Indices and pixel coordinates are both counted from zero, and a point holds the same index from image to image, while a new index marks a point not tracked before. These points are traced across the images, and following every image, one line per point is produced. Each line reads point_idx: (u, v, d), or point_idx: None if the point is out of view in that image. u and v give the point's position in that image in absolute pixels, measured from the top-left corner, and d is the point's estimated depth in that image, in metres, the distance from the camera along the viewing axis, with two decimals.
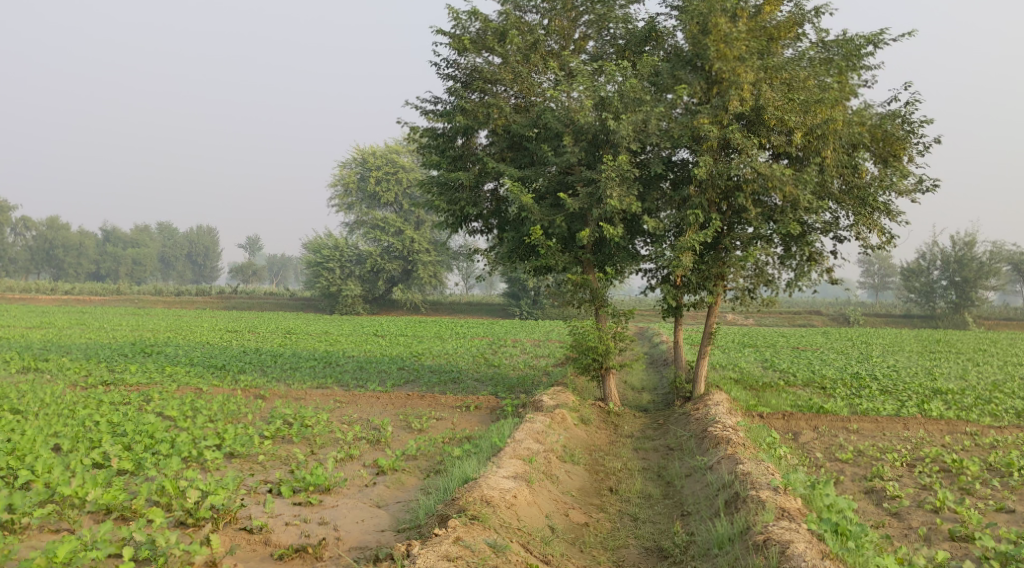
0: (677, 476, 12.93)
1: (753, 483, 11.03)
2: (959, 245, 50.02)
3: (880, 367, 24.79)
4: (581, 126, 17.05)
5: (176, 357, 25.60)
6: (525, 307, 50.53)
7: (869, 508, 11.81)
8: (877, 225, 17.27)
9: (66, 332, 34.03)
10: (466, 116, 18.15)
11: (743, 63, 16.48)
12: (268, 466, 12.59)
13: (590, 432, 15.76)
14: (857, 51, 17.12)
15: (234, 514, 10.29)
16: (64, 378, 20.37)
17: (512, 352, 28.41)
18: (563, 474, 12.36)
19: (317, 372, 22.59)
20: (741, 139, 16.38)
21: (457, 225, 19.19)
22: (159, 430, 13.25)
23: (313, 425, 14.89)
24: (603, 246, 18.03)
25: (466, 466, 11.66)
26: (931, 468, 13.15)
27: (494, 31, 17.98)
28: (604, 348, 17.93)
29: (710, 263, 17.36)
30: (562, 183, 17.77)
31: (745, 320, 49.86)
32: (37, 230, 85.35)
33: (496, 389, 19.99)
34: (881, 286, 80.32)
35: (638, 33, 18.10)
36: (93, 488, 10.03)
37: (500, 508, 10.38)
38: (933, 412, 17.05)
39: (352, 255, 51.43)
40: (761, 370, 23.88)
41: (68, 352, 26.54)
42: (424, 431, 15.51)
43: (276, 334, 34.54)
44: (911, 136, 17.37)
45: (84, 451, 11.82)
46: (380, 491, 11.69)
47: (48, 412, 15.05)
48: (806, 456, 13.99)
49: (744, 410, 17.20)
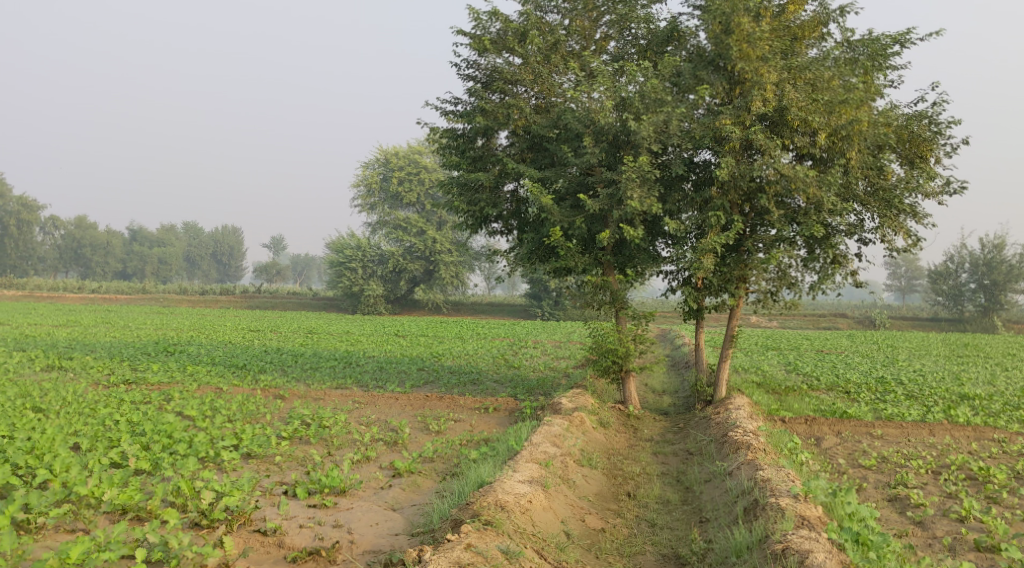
0: (696, 481, 12.77)
1: (773, 490, 10.85)
2: (988, 247, 49.24)
3: (906, 372, 24.42)
4: (602, 127, 16.90)
5: (198, 356, 25.72)
6: (547, 308, 50.41)
7: (892, 517, 11.58)
8: (903, 227, 16.93)
9: (91, 330, 34.33)
10: (486, 116, 18.04)
11: (765, 64, 16.29)
12: (284, 468, 12.57)
13: (609, 436, 15.62)
14: (883, 51, 16.87)
15: (249, 516, 10.26)
16: (87, 376, 20.51)
17: (533, 354, 28.29)
18: (580, 478, 12.23)
19: (337, 372, 22.58)
20: (764, 140, 16.16)
21: (477, 226, 19.10)
22: (177, 430, 13.28)
23: (330, 426, 14.86)
24: (623, 247, 17.85)
25: (482, 470, 11.57)
26: (956, 476, 12.88)
27: (515, 31, 17.86)
28: (624, 350, 17.76)
29: (732, 265, 17.13)
30: (582, 184, 17.60)
31: (769, 322, 49.44)
32: (65, 229, 86.32)
33: (516, 391, 19.89)
34: (908, 288, 79.36)
35: (660, 33, 17.94)
36: (109, 489, 10.06)
37: (515, 513, 10.28)
38: (960, 418, 16.74)
39: (374, 255, 51.49)
40: (784, 373, 23.58)
41: (92, 351, 26.76)
42: (441, 433, 15.44)
43: (297, 334, 34.66)
44: (938, 137, 17.06)
45: (102, 451, 11.86)
46: (395, 494, 11.62)
47: (69, 411, 15.14)
48: (828, 462, 13.77)
49: (765, 415, 16.98)
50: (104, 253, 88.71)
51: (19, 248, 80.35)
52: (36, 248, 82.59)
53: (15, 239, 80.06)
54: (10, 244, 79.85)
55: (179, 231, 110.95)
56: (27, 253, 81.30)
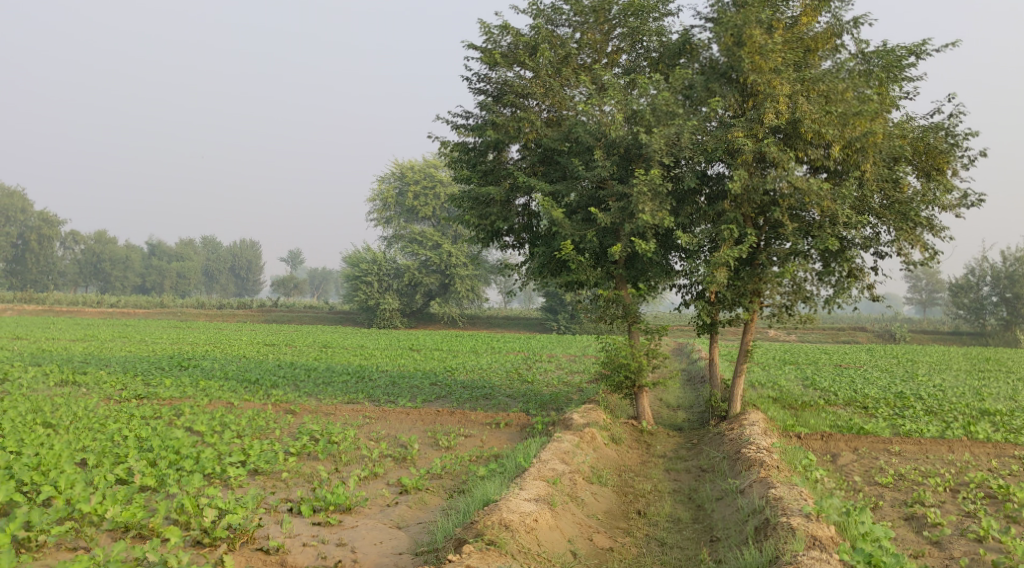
0: (708, 499, 12.56)
1: (784, 509, 10.63)
2: (1010, 260, 48.60)
3: (925, 386, 24.04)
4: (613, 140, 16.88)
5: (212, 371, 25.73)
6: (563, 321, 50.23)
7: (908, 536, 11.32)
8: (920, 240, 16.66)
9: (107, 345, 34.44)
10: (497, 130, 17.98)
11: (777, 76, 16.14)
12: (291, 484, 12.48)
13: (621, 452, 15.43)
14: (897, 63, 16.70)
15: (252, 534, 10.18)
16: (99, 391, 20.53)
17: (547, 368, 28.13)
18: (589, 496, 12.04)
19: (349, 386, 22.49)
20: (777, 153, 15.95)
21: (488, 240, 19.00)
22: (185, 446, 13.22)
23: (339, 442, 14.75)
24: (636, 261, 17.68)
25: (488, 488, 11.42)
26: (975, 495, 12.60)
27: (526, 44, 17.79)
28: (637, 365, 17.54)
29: (746, 279, 16.91)
30: (594, 198, 17.44)
31: (788, 336, 49.02)
32: (85, 243, 87.05)
33: (528, 406, 19.73)
34: (929, 301, 78.54)
35: (672, 46, 17.84)
36: (111, 506, 10.02)
37: (520, 532, 10.12)
38: (979, 434, 16.42)
39: (390, 269, 51.67)
40: (801, 388, 23.27)
41: (107, 365, 26.82)
42: (451, 448, 15.30)
43: (312, 348, 34.63)
44: (955, 150, 16.84)
45: (109, 467, 11.83)
46: (401, 511, 11.50)
47: (79, 426, 15.12)
48: (843, 479, 13.51)
49: (780, 431, 16.72)
50: (123, 267, 89.31)
51: (39, 262, 80.99)
52: (57, 263, 83.23)
53: (36, 254, 80.77)
54: (31, 259, 80.50)
55: (197, 245, 111.53)
56: (47, 268, 81.94)
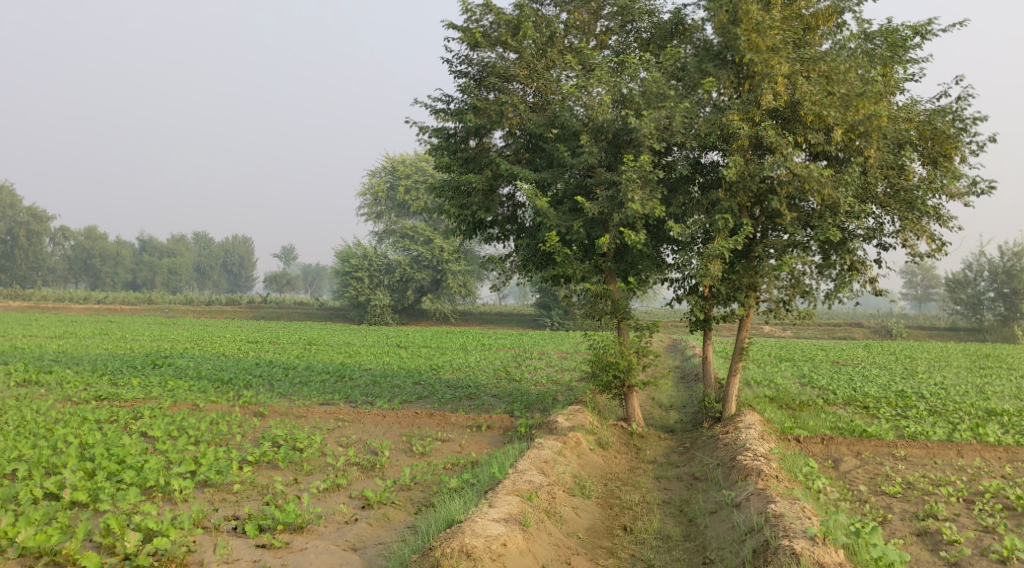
0: (700, 513, 11.49)
1: (786, 530, 9.59)
2: (1007, 255, 47.62)
3: (927, 385, 22.95)
4: (601, 125, 15.64)
5: (186, 370, 24.49)
6: (557, 318, 49.31)
7: (922, 557, 10.32)
8: (926, 231, 15.51)
9: (83, 342, 32.94)
10: (478, 115, 16.76)
11: (776, 55, 15.00)
12: (241, 498, 11.37)
13: (607, 458, 14.34)
14: (902, 42, 15.40)
15: (180, 561, 9.15)
16: (60, 392, 19.33)
17: (537, 365, 27.00)
18: (569, 512, 10.96)
19: (327, 387, 21.29)
20: (774, 137, 14.85)
21: (471, 232, 17.82)
22: (131, 454, 12.03)
23: (304, 448, 13.61)
24: (624, 254, 16.59)
25: (454, 505, 10.32)
26: (993, 507, 11.53)
27: (508, 23, 16.59)
28: (625, 364, 16.31)
29: (742, 272, 15.76)
30: (582, 186, 16.20)
31: (783, 331, 48.01)
32: (74, 239, 85.60)
33: (513, 406, 18.61)
34: (925, 297, 77.27)
35: (664, 26, 16.76)
36: (23, 529, 9.00)
37: (484, 561, 9.05)
38: (989, 437, 15.32)
39: (381, 265, 50.33)
40: (799, 387, 22.20)
41: (75, 364, 25.47)
42: (425, 455, 14.20)
43: (295, 346, 33.23)
44: (962, 135, 15.68)
45: (38, 480, 10.70)
46: (359, 530, 10.40)
47: (23, 432, 13.95)
48: (848, 489, 12.45)
49: (777, 434, 15.65)
50: (113, 264, 88.18)
51: (30, 258, 79.70)
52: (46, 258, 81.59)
53: (24, 250, 79.15)
54: (20, 255, 78.96)
55: (190, 241, 110.31)
56: (37, 263, 80.43)
